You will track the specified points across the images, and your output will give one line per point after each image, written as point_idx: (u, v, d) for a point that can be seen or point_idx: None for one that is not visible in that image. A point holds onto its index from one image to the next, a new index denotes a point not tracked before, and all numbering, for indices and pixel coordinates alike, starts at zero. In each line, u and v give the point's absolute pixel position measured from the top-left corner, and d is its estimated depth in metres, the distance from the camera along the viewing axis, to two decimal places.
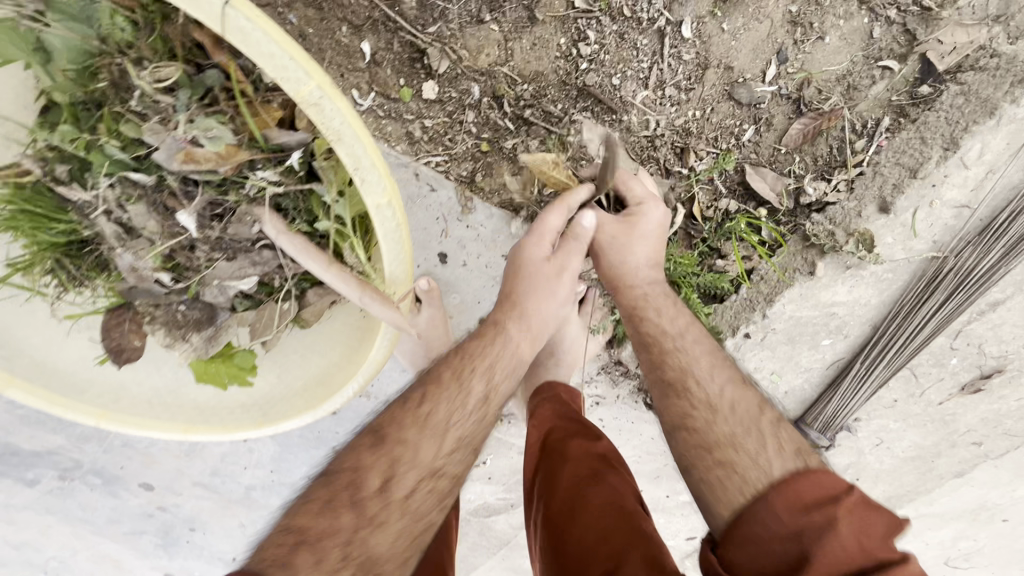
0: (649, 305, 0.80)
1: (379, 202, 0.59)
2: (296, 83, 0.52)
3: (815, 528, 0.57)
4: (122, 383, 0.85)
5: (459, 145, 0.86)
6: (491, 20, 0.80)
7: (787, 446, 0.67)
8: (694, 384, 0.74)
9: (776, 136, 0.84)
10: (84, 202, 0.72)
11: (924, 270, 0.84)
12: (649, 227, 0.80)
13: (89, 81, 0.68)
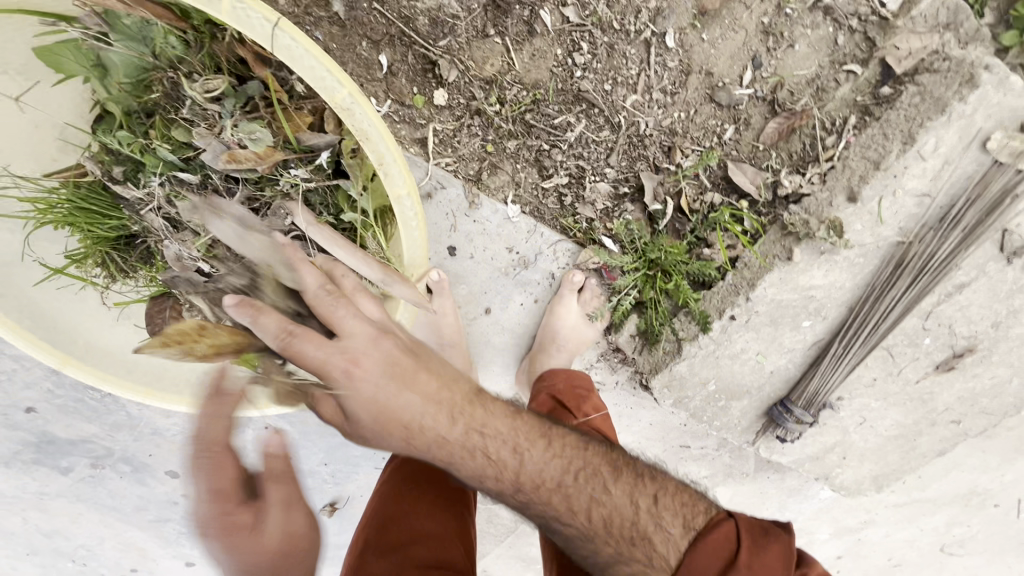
0: (453, 460, 0.70)
1: (400, 193, 0.68)
2: (331, 91, 0.61)
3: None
4: (163, 364, 0.93)
5: (467, 146, 0.95)
6: (495, 34, 0.88)
7: (673, 522, 0.69)
8: (565, 512, 0.70)
9: (754, 135, 0.94)
10: (136, 199, 0.82)
11: (892, 255, 0.92)
12: (366, 392, 0.66)
13: (144, 92, 0.78)
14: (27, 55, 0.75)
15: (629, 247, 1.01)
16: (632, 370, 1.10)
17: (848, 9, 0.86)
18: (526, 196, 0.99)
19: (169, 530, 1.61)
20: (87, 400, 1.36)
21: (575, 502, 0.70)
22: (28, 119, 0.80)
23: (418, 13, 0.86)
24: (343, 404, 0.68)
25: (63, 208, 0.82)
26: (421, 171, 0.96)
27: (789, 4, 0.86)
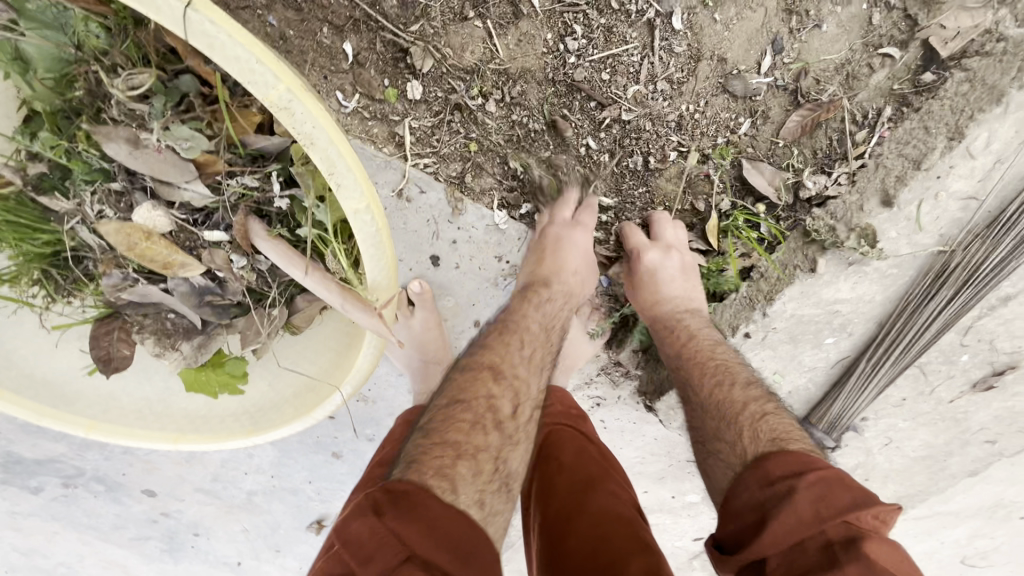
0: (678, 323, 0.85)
1: (356, 206, 0.57)
2: (264, 87, 0.50)
3: (775, 502, 0.63)
4: (112, 393, 0.84)
5: (447, 144, 0.84)
6: (475, 16, 0.77)
7: (765, 435, 0.71)
8: (695, 383, 0.80)
9: (773, 129, 0.82)
10: (69, 211, 0.73)
11: (930, 265, 0.81)
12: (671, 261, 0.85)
13: (69, 89, 0.67)
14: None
15: None
16: (635, 385, 1.04)
17: None
18: (515, 202, 0.89)
19: (151, 548, 1.56)
20: None
21: (707, 409, 0.77)
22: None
23: None
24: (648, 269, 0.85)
25: None
26: (398, 173, 0.86)
27: None
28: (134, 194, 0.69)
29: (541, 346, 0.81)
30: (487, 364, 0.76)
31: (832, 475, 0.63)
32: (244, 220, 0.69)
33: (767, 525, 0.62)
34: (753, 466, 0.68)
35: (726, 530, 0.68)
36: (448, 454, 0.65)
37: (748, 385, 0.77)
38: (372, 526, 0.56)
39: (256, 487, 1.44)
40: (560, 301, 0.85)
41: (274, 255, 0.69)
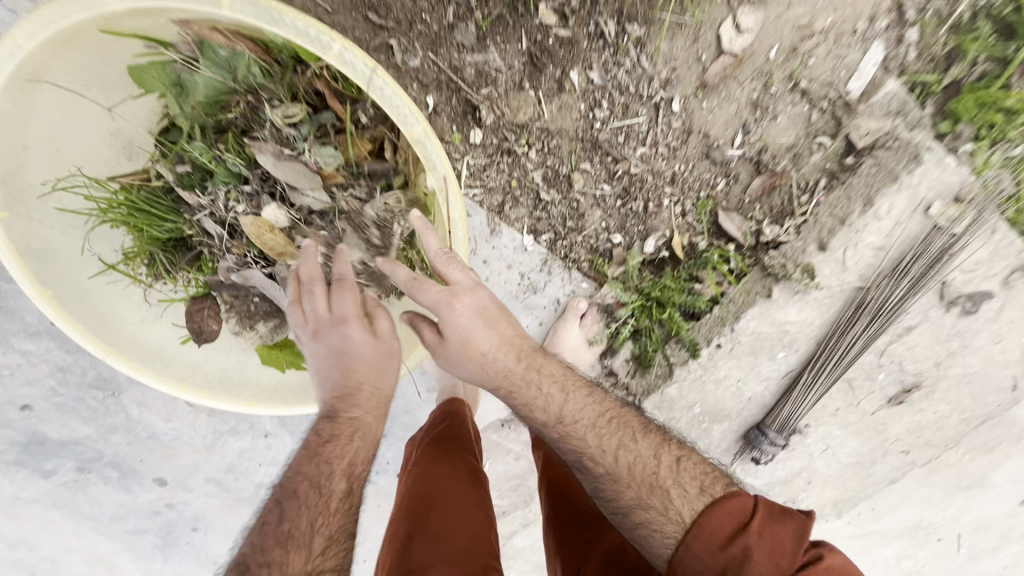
0: (524, 394, 0.87)
1: (454, 216, 0.82)
2: (410, 126, 0.77)
3: (735, 565, 0.71)
4: (198, 361, 0.98)
5: (494, 179, 1.07)
6: (529, 87, 0.99)
7: (691, 486, 0.79)
8: (595, 465, 0.84)
9: (741, 188, 1.08)
10: (200, 204, 0.91)
11: (853, 298, 1.08)
12: (468, 317, 0.83)
13: (218, 111, 0.88)
14: (117, 70, 0.82)
15: (635, 288, 1.16)
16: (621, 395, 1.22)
17: (821, 92, 1.01)
18: (542, 229, 1.12)
19: (143, 544, 1.56)
20: (88, 400, 1.36)
21: (612, 490, 0.82)
22: (106, 123, 0.87)
23: (465, 65, 0.97)
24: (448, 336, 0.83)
25: (125, 210, 0.91)
26: None
27: (774, 84, 1.01)
28: (262, 196, 0.91)
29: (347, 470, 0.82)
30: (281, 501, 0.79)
31: (769, 520, 0.74)
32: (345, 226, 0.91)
33: None
34: (695, 530, 0.75)
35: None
36: None
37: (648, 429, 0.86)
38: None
39: (265, 480, 1.52)
40: (353, 427, 0.83)
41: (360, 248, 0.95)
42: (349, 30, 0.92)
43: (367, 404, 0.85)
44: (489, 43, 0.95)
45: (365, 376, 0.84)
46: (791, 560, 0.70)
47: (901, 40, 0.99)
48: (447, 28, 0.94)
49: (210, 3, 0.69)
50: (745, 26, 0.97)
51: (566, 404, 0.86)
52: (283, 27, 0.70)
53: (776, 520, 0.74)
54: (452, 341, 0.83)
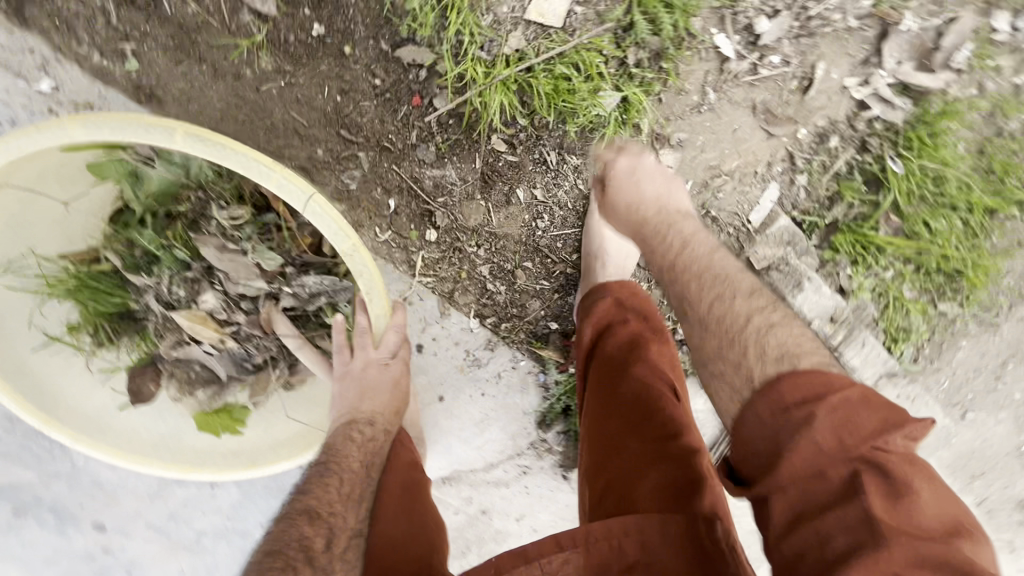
0: (651, 240, 0.96)
1: (378, 313, 0.90)
2: (340, 242, 0.81)
3: (793, 428, 0.69)
4: (136, 427, 1.04)
5: (446, 270, 1.20)
6: (480, 198, 1.12)
7: (771, 352, 0.78)
8: (693, 306, 0.86)
9: (660, 293, 1.26)
10: (146, 284, 0.97)
11: None
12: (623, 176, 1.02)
13: (170, 201, 0.94)
14: (76, 167, 0.87)
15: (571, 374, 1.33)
16: (555, 460, 1.40)
17: (728, 219, 1.19)
18: (487, 311, 1.26)
19: None
20: (33, 446, 1.40)
21: (713, 324, 0.84)
22: (57, 212, 0.92)
23: (425, 177, 1.09)
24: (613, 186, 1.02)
25: (69, 284, 0.96)
26: (406, 284, 1.21)
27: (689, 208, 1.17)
28: (202, 284, 0.97)
29: (355, 476, 0.93)
30: (306, 506, 0.86)
31: (859, 403, 0.69)
32: (272, 313, 0.97)
33: (783, 458, 0.69)
34: (762, 391, 0.74)
35: (738, 456, 0.75)
36: None
37: (750, 296, 0.85)
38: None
39: (207, 528, 1.55)
40: (367, 433, 0.97)
41: (288, 334, 0.97)
42: (323, 143, 1.04)
43: (377, 410, 0.99)
44: (446, 161, 1.08)
45: (371, 395, 0.98)
46: (859, 446, 0.67)
47: (792, 182, 1.18)
48: (410, 147, 1.06)
49: (160, 136, 0.71)
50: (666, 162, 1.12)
51: (682, 254, 0.90)
52: (239, 163, 0.74)
53: (864, 405, 0.69)
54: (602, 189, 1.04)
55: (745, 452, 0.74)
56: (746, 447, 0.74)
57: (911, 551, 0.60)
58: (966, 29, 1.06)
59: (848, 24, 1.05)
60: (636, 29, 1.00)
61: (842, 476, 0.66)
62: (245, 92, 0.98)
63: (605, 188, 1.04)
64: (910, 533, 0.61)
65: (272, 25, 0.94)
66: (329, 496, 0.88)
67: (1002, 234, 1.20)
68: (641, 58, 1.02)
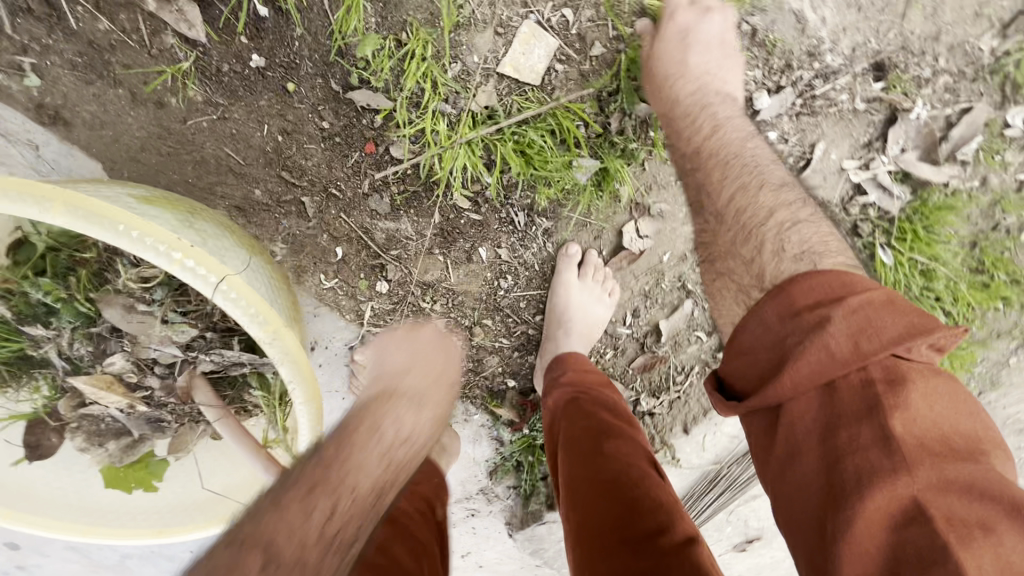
0: (681, 123, 0.86)
1: (302, 402, 0.77)
2: (261, 326, 0.71)
3: (802, 333, 0.62)
4: (30, 481, 0.88)
5: (397, 323, 1.07)
6: (439, 253, 1.02)
7: (791, 249, 0.73)
8: (712, 199, 0.82)
9: (626, 361, 1.16)
10: (41, 336, 0.83)
11: (709, 470, 1.20)
12: (669, 46, 0.86)
13: (75, 242, 0.80)
14: None
15: (529, 433, 1.22)
16: (505, 504, 1.28)
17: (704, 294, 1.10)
18: None
19: None
20: None
21: (730, 209, 0.80)
22: None
23: (377, 229, 0.98)
24: (664, 42, 0.86)
25: None
26: (354, 334, 1.08)
27: (664, 280, 1.09)
28: (109, 342, 0.84)
29: (352, 498, 0.78)
30: (258, 535, 0.67)
31: (879, 310, 0.61)
32: (189, 380, 0.87)
33: (791, 367, 0.62)
34: (776, 294, 0.68)
35: (738, 367, 0.69)
36: None
37: (777, 189, 0.81)
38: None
39: None
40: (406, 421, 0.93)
41: (206, 403, 0.87)
42: (261, 182, 0.92)
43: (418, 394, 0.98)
44: (402, 213, 0.96)
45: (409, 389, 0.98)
46: (878, 355, 0.59)
47: None
48: (361, 196, 0.94)
49: (37, 208, 0.60)
50: (644, 231, 1.03)
51: (710, 139, 0.84)
52: (122, 239, 0.62)
53: (884, 309, 0.61)
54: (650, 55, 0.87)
55: (747, 377, 0.67)
56: (752, 368, 0.67)
57: (935, 478, 0.54)
58: (978, 122, 0.97)
59: (854, 106, 0.96)
60: (619, 97, 0.91)
61: (857, 391, 0.59)
62: (170, 122, 0.85)
63: (654, 50, 0.87)
64: (936, 456, 0.56)
65: (202, 53, 0.81)
66: (311, 526, 0.70)
67: (983, 325, 1.11)
68: (626, 123, 0.92)
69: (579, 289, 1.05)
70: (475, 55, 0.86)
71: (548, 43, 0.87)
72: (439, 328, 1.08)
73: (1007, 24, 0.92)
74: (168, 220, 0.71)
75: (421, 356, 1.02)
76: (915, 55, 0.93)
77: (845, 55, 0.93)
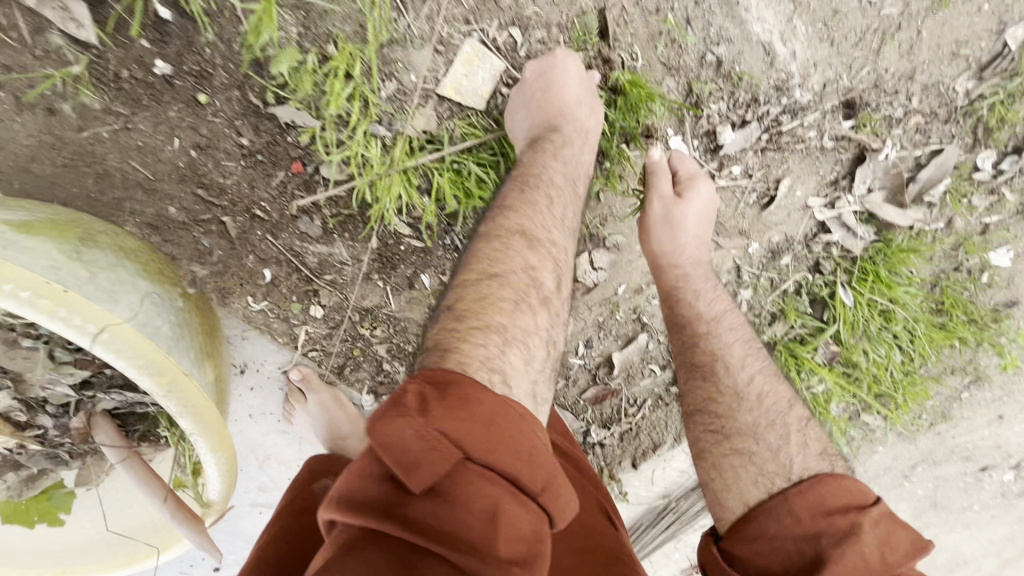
0: (695, 287, 0.86)
1: (211, 448, 0.70)
2: (154, 377, 0.62)
3: (835, 535, 0.62)
4: None
5: (335, 346, 0.96)
6: (378, 278, 0.91)
7: (812, 445, 0.75)
8: (725, 372, 0.80)
9: (578, 392, 1.10)
10: None
11: (657, 502, 1.18)
12: (692, 216, 0.85)
13: None
14: None
15: None
16: None
17: (660, 327, 1.05)
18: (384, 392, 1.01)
19: None
20: None
21: (747, 388, 0.79)
22: None
23: (308, 253, 0.88)
24: (681, 217, 0.84)
25: None
26: (287, 358, 0.97)
27: (618, 312, 1.04)
28: None
29: (569, 202, 0.78)
30: (517, 229, 0.72)
31: (888, 517, 0.64)
32: (86, 419, 0.79)
33: (823, 561, 0.60)
34: (795, 489, 0.68)
35: (749, 547, 0.65)
36: (494, 343, 0.62)
37: (773, 375, 0.82)
38: (421, 428, 0.48)
39: None
40: (575, 143, 0.80)
41: (107, 442, 0.78)
42: (175, 200, 0.82)
43: (586, 103, 0.80)
44: (336, 236, 0.87)
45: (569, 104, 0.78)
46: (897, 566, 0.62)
47: (734, 295, 1.01)
48: (289, 218, 0.85)
49: None
50: (598, 263, 0.98)
51: (721, 317, 0.85)
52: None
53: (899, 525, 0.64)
54: (676, 221, 0.85)
55: (762, 559, 0.63)
56: (770, 555, 0.63)
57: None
58: (948, 164, 0.92)
59: (823, 144, 0.91)
60: None
61: None
62: (64, 131, 0.76)
63: (682, 214, 0.84)
64: None
65: (97, 56, 0.72)
66: (555, 237, 0.75)
67: (938, 362, 1.08)
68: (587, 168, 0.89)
69: None
70: (413, 73, 0.78)
71: (492, 65, 0.80)
72: (552, 140, 0.77)
73: (984, 66, 0.88)
74: (48, 253, 0.62)
75: (548, 89, 0.77)
76: (888, 94, 0.88)
77: (814, 91, 0.87)
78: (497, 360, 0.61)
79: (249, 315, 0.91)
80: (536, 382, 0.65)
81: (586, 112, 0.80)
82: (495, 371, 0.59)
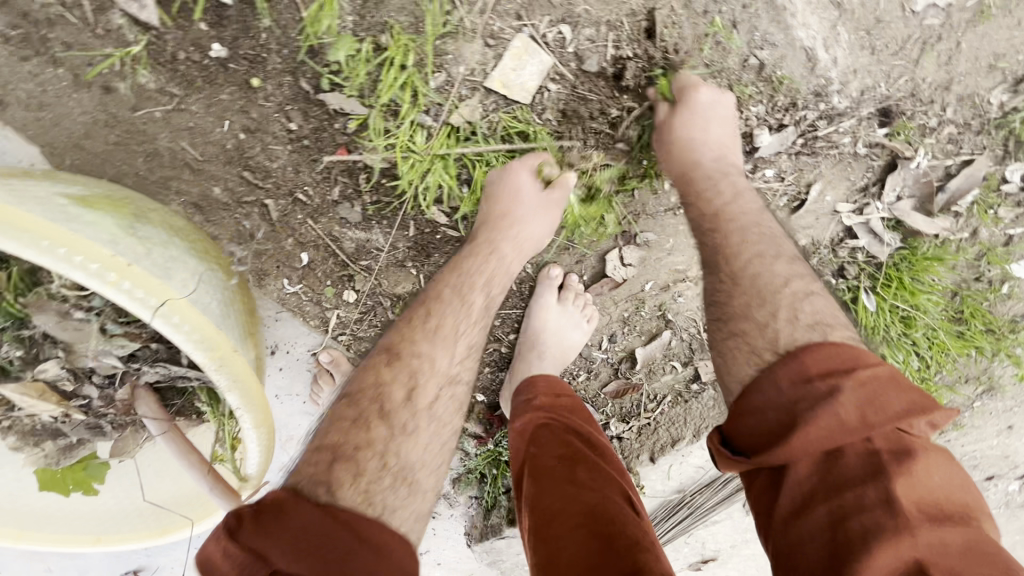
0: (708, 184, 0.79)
1: (254, 424, 0.71)
2: (204, 352, 0.64)
3: (813, 400, 0.57)
4: None
5: (366, 332, 0.98)
6: (412, 267, 0.93)
7: (802, 318, 0.66)
8: (727, 263, 0.73)
9: (599, 385, 1.12)
10: None
11: (673, 496, 1.20)
12: (700, 115, 0.81)
13: None
14: None
15: (494, 447, 1.18)
16: (467, 511, 1.25)
17: (684, 325, 1.07)
18: None
19: None
20: None
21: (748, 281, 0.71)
22: None
23: (346, 238, 0.90)
24: (690, 116, 0.81)
25: None
26: (317, 341, 0.99)
27: (643, 308, 1.06)
28: (40, 347, 0.77)
29: (453, 313, 0.79)
30: (389, 346, 0.77)
31: (880, 377, 0.57)
32: (131, 390, 0.81)
33: (800, 425, 0.56)
34: (787, 358, 0.62)
35: (737, 425, 0.62)
36: (323, 460, 0.66)
37: (792, 260, 0.73)
38: (226, 548, 0.56)
39: None
40: (480, 252, 0.82)
41: (149, 415, 0.80)
42: (221, 180, 0.84)
43: (500, 213, 0.83)
44: (375, 223, 0.89)
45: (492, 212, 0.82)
46: (883, 426, 0.56)
47: None
48: (330, 203, 0.87)
49: None
50: (627, 259, 1.00)
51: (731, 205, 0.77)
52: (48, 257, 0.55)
53: (891, 385, 0.57)
54: (684, 114, 0.81)
55: (754, 437, 0.60)
56: (760, 430, 0.60)
57: (936, 539, 0.51)
58: (977, 176, 0.94)
59: (856, 150, 0.92)
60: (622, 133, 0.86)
61: (861, 458, 0.55)
62: (118, 109, 0.78)
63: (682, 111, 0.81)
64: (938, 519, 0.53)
65: (156, 37, 0.74)
66: (425, 351, 0.76)
67: (953, 370, 1.09)
68: (591, 90, 0.84)
69: (557, 313, 1.01)
70: (461, 66, 0.80)
71: (541, 61, 0.82)
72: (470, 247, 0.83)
73: (1019, 80, 0.89)
74: (108, 228, 0.64)
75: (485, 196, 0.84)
76: (923, 104, 0.89)
77: (852, 98, 0.88)
78: (323, 475, 0.64)
79: (284, 296, 0.92)
80: (369, 491, 0.65)
81: (520, 221, 0.83)
82: (320, 483, 0.64)
